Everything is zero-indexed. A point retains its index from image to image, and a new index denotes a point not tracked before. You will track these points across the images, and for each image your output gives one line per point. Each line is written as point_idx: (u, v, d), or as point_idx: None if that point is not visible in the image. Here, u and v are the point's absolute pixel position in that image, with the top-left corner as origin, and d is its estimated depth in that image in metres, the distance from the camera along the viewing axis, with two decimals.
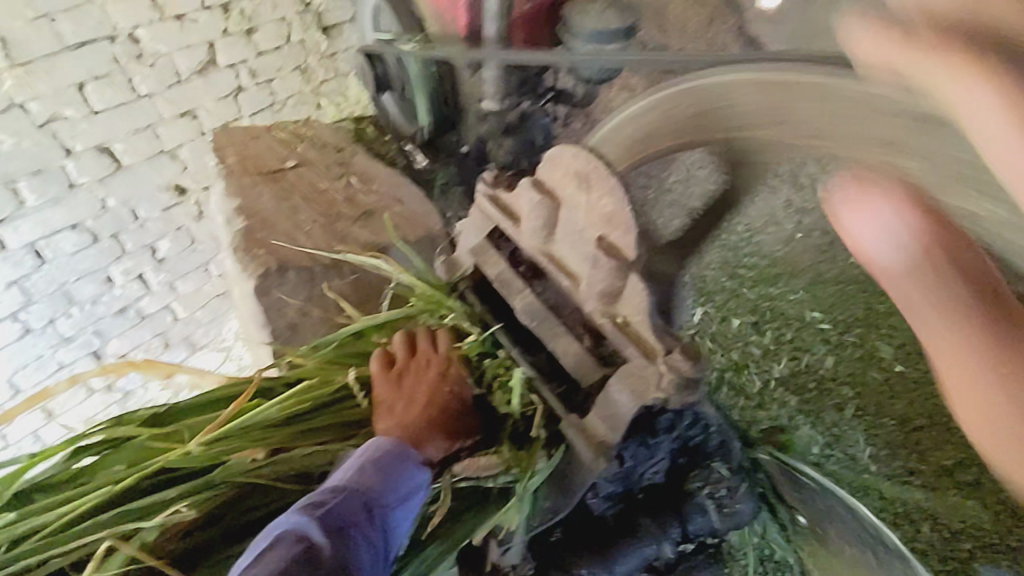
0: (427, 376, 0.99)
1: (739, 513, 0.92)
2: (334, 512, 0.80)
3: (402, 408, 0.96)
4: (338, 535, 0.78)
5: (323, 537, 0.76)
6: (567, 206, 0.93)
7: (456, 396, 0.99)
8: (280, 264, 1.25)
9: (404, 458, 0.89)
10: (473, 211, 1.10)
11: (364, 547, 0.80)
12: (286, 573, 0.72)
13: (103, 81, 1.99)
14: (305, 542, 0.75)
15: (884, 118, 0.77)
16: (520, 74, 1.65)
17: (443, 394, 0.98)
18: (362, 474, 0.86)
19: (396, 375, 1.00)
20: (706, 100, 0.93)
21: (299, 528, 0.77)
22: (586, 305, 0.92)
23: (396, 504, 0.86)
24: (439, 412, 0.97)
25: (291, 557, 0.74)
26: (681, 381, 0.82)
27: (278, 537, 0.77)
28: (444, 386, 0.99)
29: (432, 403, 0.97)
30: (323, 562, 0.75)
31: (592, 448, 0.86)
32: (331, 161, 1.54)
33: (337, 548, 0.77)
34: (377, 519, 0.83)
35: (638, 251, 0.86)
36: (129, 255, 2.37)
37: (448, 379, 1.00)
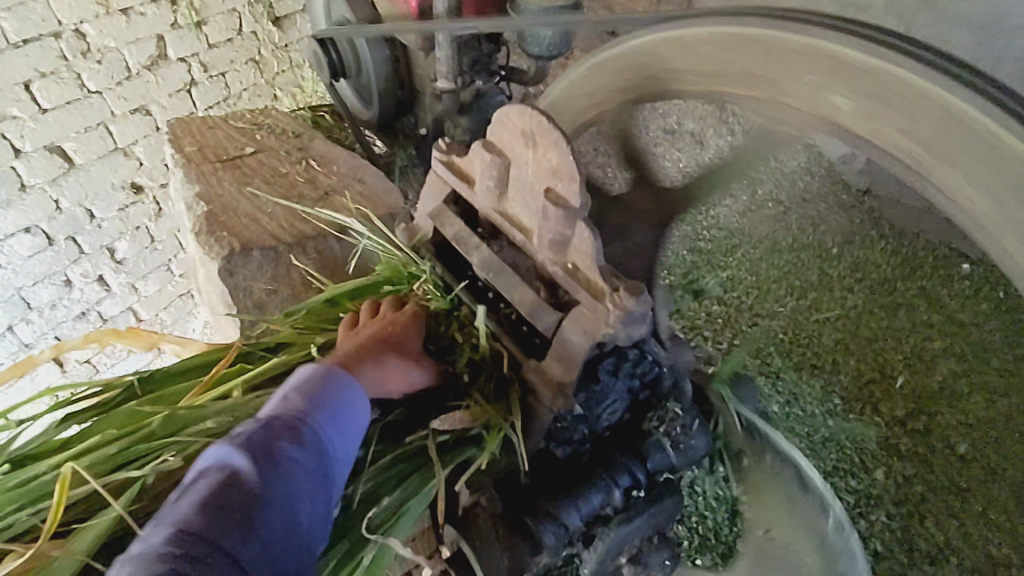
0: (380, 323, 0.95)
1: (695, 445, 0.98)
2: (263, 436, 0.68)
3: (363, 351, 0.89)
4: (267, 460, 0.66)
5: (247, 462, 0.65)
6: (516, 163, 0.87)
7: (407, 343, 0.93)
8: (244, 245, 1.26)
9: (335, 380, 0.78)
10: (428, 177, 1.03)
11: (300, 468, 0.68)
12: (209, 509, 0.60)
13: (50, 78, 2.07)
14: (227, 471, 0.64)
15: (816, 60, 0.82)
16: (472, 54, 1.66)
17: (396, 337, 0.93)
18: (290, 398, 0.74)
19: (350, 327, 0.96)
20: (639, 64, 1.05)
21: (221, 459, 0.66)
22: (539, 256, 0.87)
23: (334, 425, 0.74)
24: (388, 349, 0.90)
25: (210, 487, 0.62)
26: (628, 317, 0.78)
27: (199, 471, 0.65)
28: (398, 333, 0.94)
29: (380, 340, 0.91)
30: (248, 490, 0.63)
31: (551, 387, 0.85)
32: (289, 147, 1.65)
33: (264, 474, 0.65)
34: (312, 441, 0.71)
35: (584, 199, 0.81)
36: (86, 256, 2.43)
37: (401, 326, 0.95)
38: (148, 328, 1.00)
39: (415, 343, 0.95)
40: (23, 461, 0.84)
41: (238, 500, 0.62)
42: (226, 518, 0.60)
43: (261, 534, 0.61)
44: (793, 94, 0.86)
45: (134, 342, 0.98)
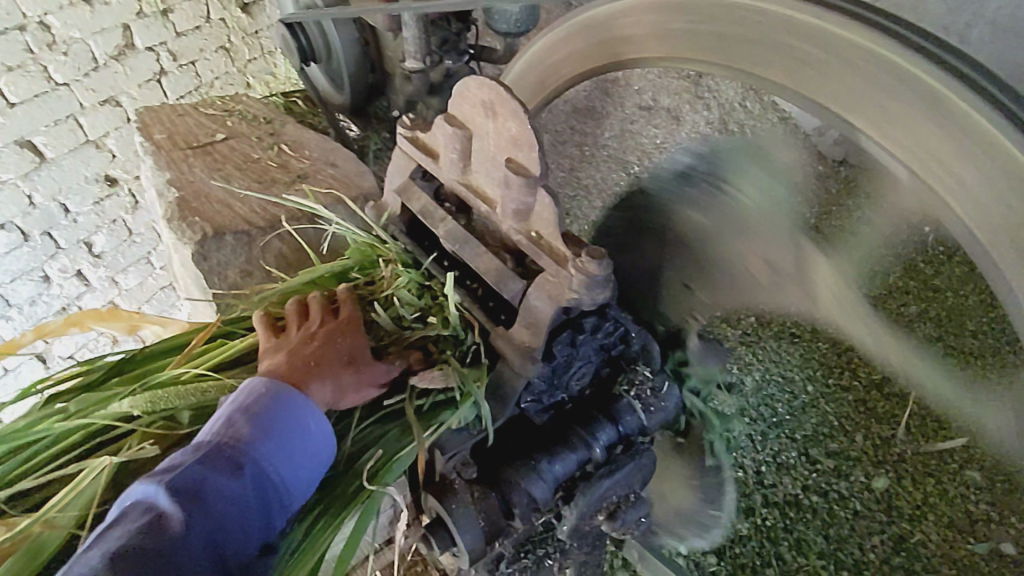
0: (317, 325, 0.89)
1: (667, 407, 1.00)
2: (190, 471, 0.66)
3: (299, 348, 0.85)
4: (195, 495, 0.65)
5: (173, 503, 0.63)
6: (477, 134, 0.89)
7: (351, 338, 0.88)
8: (216, 229, 1.26)
9: (283, 396, 0.77)
10: (395, 153, 1.04)
11: (230, 504, 0.66)
12: (130, 547, 0.59)
13: (17, 72, 2.04)
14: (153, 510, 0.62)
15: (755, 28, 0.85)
16: (441, 33, 1.66)
17: (336, 337, 0.87)
18: (231, 426, 0.73)
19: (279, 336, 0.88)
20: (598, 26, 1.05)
21: (147, 498, 0.64)
22: (503, 225, 0.88)
23: (268, 447, 0.73)
24: (331, 352, 0.85)
25: (136, 528, 0.61)
26: (591, 281, 0.80)
27: (123, 512, 0.63)
28: (340, 332, 0.88)
29: (321, 344, 0.85)
30: (176, 529, 0.62)
31: (519, 352, 0.87)
32: (261, 133, 1.64)
33: (193, 511, 0.63)
34: (244, 471, 0.70)
35: (544, 167, 0.83)
36: (64, 252, 2.41)
37: (341, 326, 0.89)
38: (126, 309, 1.00)
39: (360, 338, 0.90)
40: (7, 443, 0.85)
41: (168, 540, 0.61)
42: (154, 562, 0.59)
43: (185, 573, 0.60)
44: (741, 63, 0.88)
45: (111, 321, 0.98)
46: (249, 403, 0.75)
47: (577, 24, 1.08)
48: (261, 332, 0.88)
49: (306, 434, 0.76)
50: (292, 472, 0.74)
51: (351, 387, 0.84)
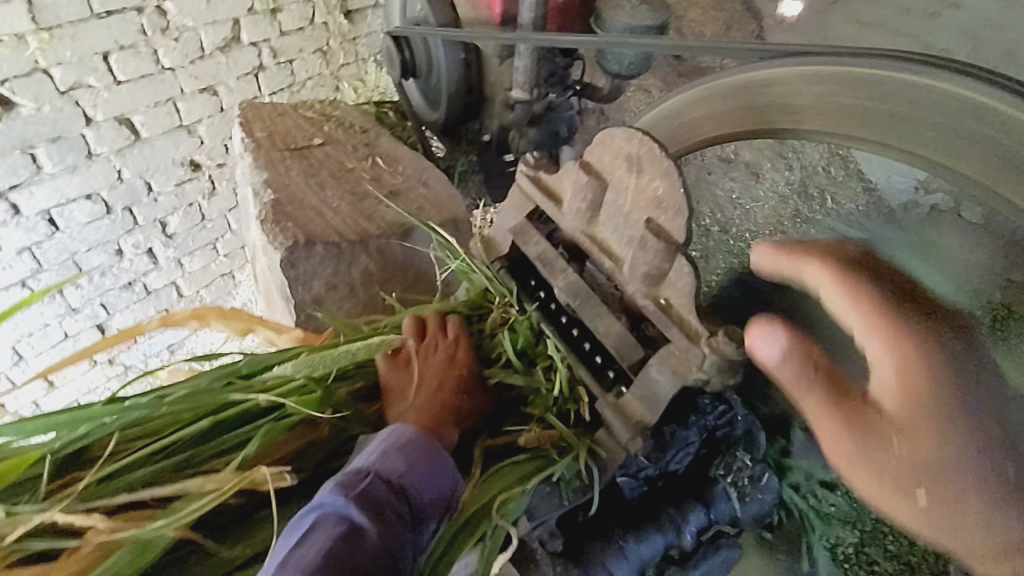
0: (434, 366, 0.90)
1: (763, 500, 0.92)
2: (367, 490, 0.69)
3: (414, 394, 0.87)
4: (377, 514, 0.68)
5: (367, 517, 0.66)
6: (615, 188, 0.83)
7: (466, 365, 0.92)
8: (308, 238, 1.24)
9: (429, 446, 0.77)
10: (511, 190, 0.99)
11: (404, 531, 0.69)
12: (332, 563, 0.61)
13: (128, 51, 2.03)
14: (349, 522, 0.65)
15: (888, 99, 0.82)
16: (550, 65, 1.61)
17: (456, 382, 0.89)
18: (387, 460, 0.74)
19: (404, 390, 0.89)
20: (752, 93, 0.96)
21: (336, 511, 0.67)
22: (628, 287, 0.82)
23: (422, 481, 0.74)
24: (448, 402, 0.86)
25: (337, 539, 0.64)
26: (725, 364, 0.73)
27: (315, 523, 0.66)
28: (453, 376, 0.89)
29: (445, 393, 0.87)
30: (369, 543, 0.65)
31: (628, 426, 0.80)
32: (356, 142, 1.62)
33: (374, 534, 0.65)
34: (401, 497, 0.71)
35: (688, 233, 0.76)
36: (139, 228, 2.41)
37: (463, 385, 0.89)
38: (245, 310, 1.04)
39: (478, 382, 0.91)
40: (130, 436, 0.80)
41: (363, 553, 0.63)
42: (359, 568, 0.62)
43: None
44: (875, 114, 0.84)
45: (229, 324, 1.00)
46: (411, 443, 0.76)
47: (718, 92, 1.00)
48: (385, 364, 0.92)
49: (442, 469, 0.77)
50: (438, 490, 0.75)
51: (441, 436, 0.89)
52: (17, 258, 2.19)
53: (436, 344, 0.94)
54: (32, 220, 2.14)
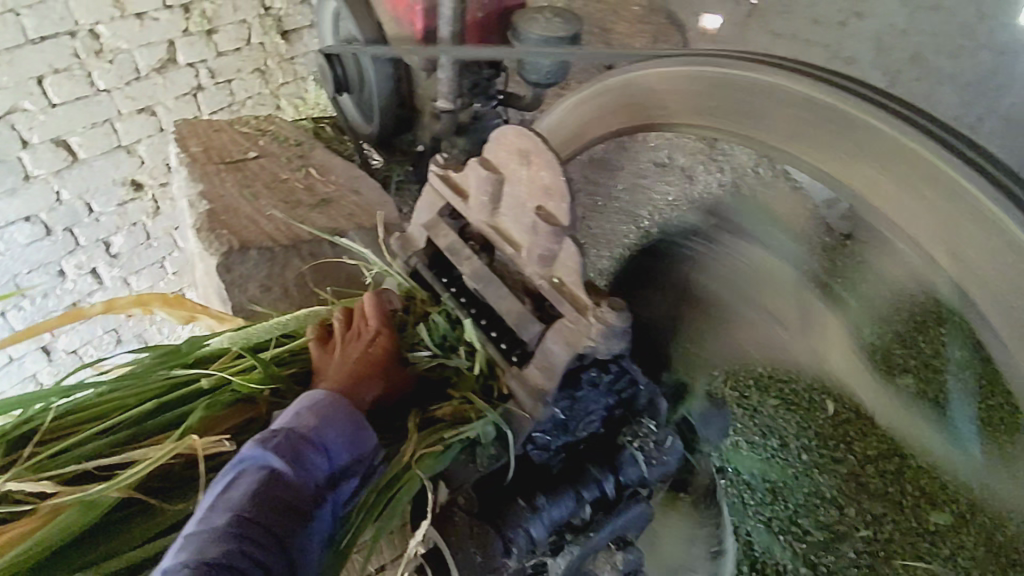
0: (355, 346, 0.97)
1: (667, 462, 1.01)
2: (286, 441, 0.75)
3: (334, 370, 0.93)
4: (296, 462, 0.75)
5: (283, 465, 0.73)
6: (510, 180, 0.92)
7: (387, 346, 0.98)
8: (242, 243, 1.30)
9: (344, 404, 0.83)
10: (425, 189, 1.07)
11: (320, 477, 0.76)
12: (247, 510, 0.68)
13: (62, 75, 2.06)
14: (265, 471, 0.72)
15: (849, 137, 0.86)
16: (473, 77, 1.70)
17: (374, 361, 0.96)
18: (305, 416, 0.79)
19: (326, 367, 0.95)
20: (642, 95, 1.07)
21: (255, 462, 0.73)
22: (526, 269, 0.91)
23: (338, 432, 0.80)
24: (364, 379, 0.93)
25: (252, 488, 0.70)
26: (609, 331, 0.83)
27: (237, 474, 0.72)
28: (371, 355, 0.96)
29: (362, 369, 0.93)
30: (283, 489, 0.71)
31: (530, 394, 0.89)
32: (291, 155, 1.68)
33: (286, 484, 0.72)
34: (319, 446, 0.77)
35: (573, 217, 0.86)
36: (82, 249, 2.41)
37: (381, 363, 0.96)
38: (188, 297, 1.07)
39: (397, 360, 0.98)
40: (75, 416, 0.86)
41: (277, 498, 0.70)
42: (273, 512, 0.69)
43: (296, 523, 0.71)
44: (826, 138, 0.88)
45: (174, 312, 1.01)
46: (328, 400, 0.82)
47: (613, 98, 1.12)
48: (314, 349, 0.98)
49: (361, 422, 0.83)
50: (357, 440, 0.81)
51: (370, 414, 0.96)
52: None
53: (360, 330, 1.00)
54: None
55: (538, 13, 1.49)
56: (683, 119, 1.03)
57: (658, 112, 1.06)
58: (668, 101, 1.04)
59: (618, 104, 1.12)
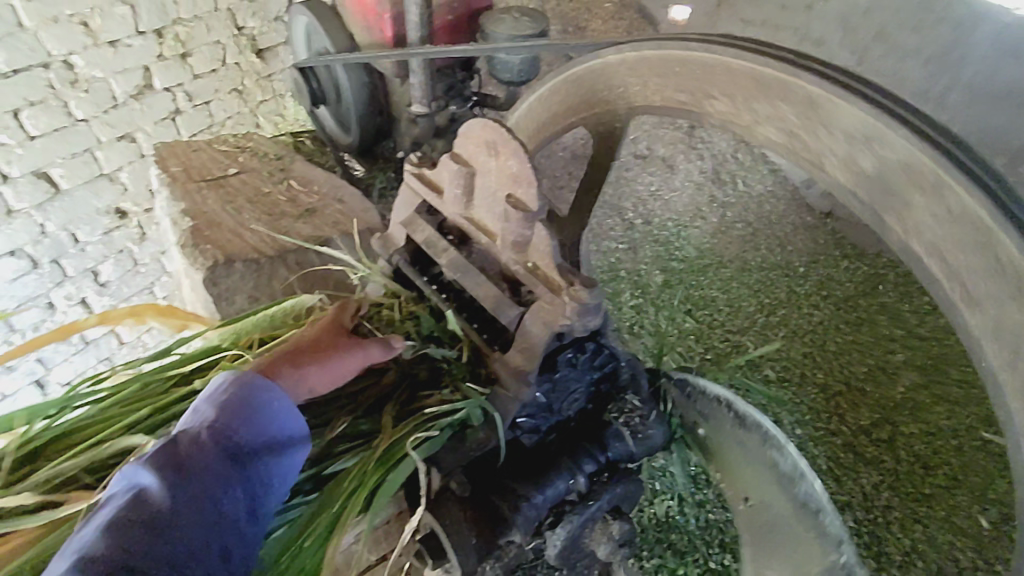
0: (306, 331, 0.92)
1: (654, 435, 1.04)
2: (166, 446, 0.66)
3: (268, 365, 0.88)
4: (175, 468, 0.64)
5: (154, 478, 0.62)
6: (480, 172, 0.95)
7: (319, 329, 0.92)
8: (228, 256, 1.32)
9: (242, 383, 0.73)
10: (401, 188, 1.10)
11: (211, 476, 0.65)
12: (111, 531, 0.58)
13: (38, 107, 2.08)
14: (134, 489, 0.62)
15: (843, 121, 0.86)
16: (447, 81, 1.74)
17: (321, 339, 0.89)
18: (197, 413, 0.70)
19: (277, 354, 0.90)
20: (607, 79, 1.15)
21: (127, 480, 0.63)
22: (501, 256, 0.95)
23: (243, 423, 0.70)
24: (305, 351, 0.87)
25: (120, 509, 0.60)
26: (584, 308, 0.86)
27: (109, 497, 0.63)
28: (320, 334, 0.90)
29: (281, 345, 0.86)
30: (156, 502, 0.61)
31: (513, 376, 0.92)
32: (272, 168, 1.71)
33: (178, 495, 0.62)
34: (210, 441, 0.67)
35: (541, 202, 0.89)
36: (70, 279, 2.43)
37: (305, 340, 0.88)
38: (181, 307, 1.08)
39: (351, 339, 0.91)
40: (79, 429, 0.89)
41: (147, 515, 0.60)
42: (140, 530, 0.58)
43: (175, 540, 0.60)
44: (819, 130, 0.89)
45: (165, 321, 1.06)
46: (220, 387, 0.72)
47: (575, 77, 1.20)
48: None
49: (267, 407, 0.73)
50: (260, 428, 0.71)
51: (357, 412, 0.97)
52: None
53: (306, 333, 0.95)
54: None
55: (504, 13, 1.53)
56: (645, 101, 1.11)
57: (621, 98, 1.14)
58: (630, 85, 1.12)
59: (585, 92, 1.19)
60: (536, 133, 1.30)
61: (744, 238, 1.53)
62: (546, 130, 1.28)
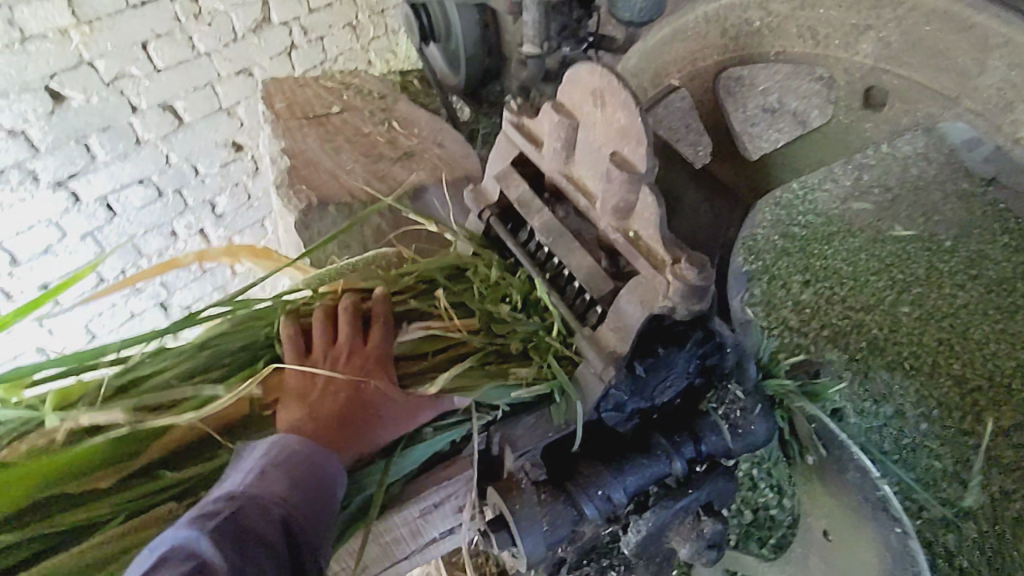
0: (341, 372, 0.85)
1: (757, 432, 0.93)
2: (230, 520, 0.65)
3: (316, 398, 0.83)
4: (237, 546, 0.63)
5: (219, 551, 0.61)
6: (584, 125, 0.84)
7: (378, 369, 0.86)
8: (321, 200, 1.30)
9: (317, 463, 0.76)
10: (497, 138, 1.01)
11: (267, 559, 0.64)
12: None
13: (165, 39, 2.15)
14: (196, 559, 0.60)
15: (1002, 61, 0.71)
16: (561, 18, 1.60)
17: (364, 393, 0.83)
18: (267, 479, 0.72)
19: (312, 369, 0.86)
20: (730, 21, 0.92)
21: (189, 543, 0.61)
22: (600, 221, 0.84)
23: (309, 507, 0.72)
24: (351, 416, 0.81)
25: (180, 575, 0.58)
26: (689, 290, 0.74)
27: (163, 557, 0.60)
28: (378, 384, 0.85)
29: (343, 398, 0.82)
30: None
31: (602, 356, 0.83)
32: (375, 108, 1.67)
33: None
34: (278, 520, 0.68)
35: (651, 163, 0.77)
36: (190, 209, 2.56)
37: (362, 392, 0.83)
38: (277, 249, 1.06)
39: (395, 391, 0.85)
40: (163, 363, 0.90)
41: None
42: None
43: None
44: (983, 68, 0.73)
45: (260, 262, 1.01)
46: (300, 461, 0.75)
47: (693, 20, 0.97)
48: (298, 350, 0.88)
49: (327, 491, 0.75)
50: (322, 520, 0.73)
51: (431, 372, 0.91)
52: (83, 243, 2.37)
53: (356, 348, 0.88)
54: (92, 206, 2.31)
55: None
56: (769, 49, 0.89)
57: (746, 38, 0.91)
58: (752, 19, 0.89)
59: (706, 30, 0.96)
60: (653, 85, 1.07)
61: (881, 205, 1.32)
62: (665, 79, 1.04)
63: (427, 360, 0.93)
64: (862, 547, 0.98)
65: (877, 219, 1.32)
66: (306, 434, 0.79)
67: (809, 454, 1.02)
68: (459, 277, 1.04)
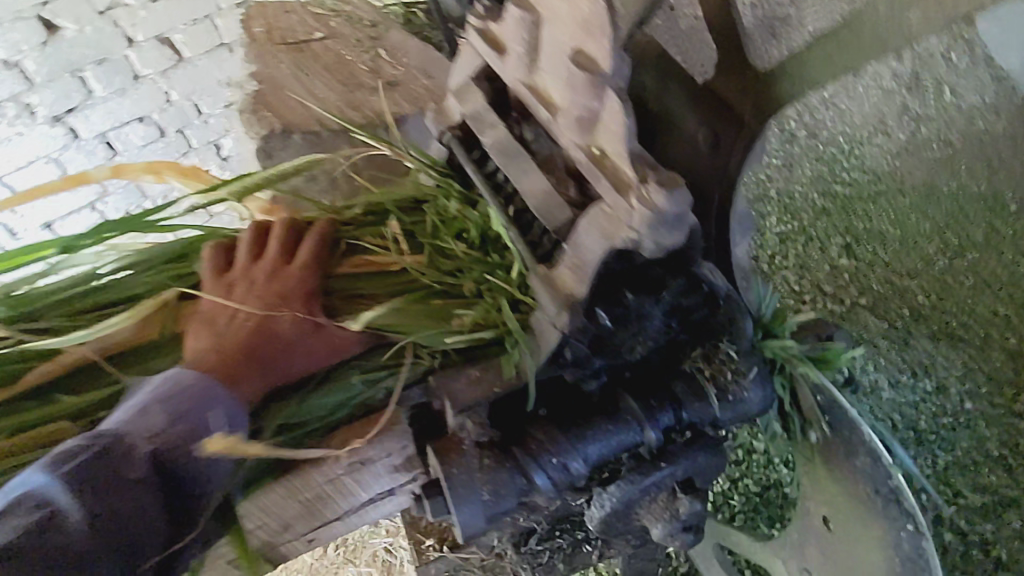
0: (257, 299, 0.74)
1: (750, 400, 0.79)
2: (92, 460, 0.56)
3: (227, 327, 0.72)
4: (98, 491, 0.55)
5: (73, 499, 0.54)
6: (546, 19, 0.69)
7: (300, 293, 0.76)
8: (285, 126, 1.19)
9: (208, 397, 0.65)
10: (461, 47, 0.87)
11: (140, 500, 0.57)
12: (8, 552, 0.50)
13: None
14: (44, 509, 0.53)
15: None
16: None
17: (278, 321, 0.73)
18: (146, 413, 0.62)
19: (226, 293, 0.75)
20: None
21: (38, 490, 0.54)
22: (562, 138, 0.69)
23: (198, 440, 0.62)
24: (263, 348, 0.72)
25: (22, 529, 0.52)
26: (657, 220, 0.60)
27: (11, 504, 0.54)
28: (299, 312, 0.74)
29: (257, 328, 0.72)
30: (70, 531, 0.53)
31: (557, 300, 0.69)
32: (364, 35, 1.48)
33: (94, 527, 0.54)
34: (156, 459, 0.59)
35: (619, 61, 0.62)
36: (195, 150, 2.50)
37: (279, 321, 0.73)
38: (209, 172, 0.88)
39: (313, 321, 0.75)
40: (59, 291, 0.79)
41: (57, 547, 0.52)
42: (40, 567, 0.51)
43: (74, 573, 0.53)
44: None
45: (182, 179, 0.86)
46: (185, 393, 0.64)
47: None
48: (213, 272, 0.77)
49: (221, 424, 0.64)
50: (215, 454, 0.63)
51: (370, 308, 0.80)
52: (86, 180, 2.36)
53: (276, 270, 0.77)
54: (91, 142, 2.32)
55: None
56: None
57: None
58: None
59: None
60: None
61: (936, 159, 1.39)
62: None
63: (364, 298, 0.81)
64: (869, 547, 0.86)
65: (930, 178, 1.38)
66: (209, 367, 0.69)
67: (813, 430, 0.87)
68: (413, 208, 0.90)
